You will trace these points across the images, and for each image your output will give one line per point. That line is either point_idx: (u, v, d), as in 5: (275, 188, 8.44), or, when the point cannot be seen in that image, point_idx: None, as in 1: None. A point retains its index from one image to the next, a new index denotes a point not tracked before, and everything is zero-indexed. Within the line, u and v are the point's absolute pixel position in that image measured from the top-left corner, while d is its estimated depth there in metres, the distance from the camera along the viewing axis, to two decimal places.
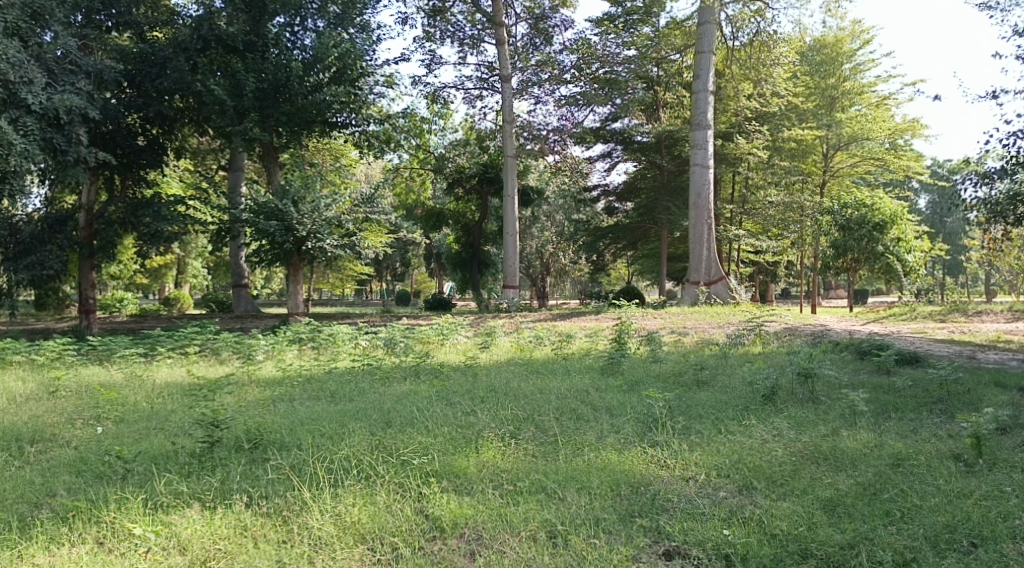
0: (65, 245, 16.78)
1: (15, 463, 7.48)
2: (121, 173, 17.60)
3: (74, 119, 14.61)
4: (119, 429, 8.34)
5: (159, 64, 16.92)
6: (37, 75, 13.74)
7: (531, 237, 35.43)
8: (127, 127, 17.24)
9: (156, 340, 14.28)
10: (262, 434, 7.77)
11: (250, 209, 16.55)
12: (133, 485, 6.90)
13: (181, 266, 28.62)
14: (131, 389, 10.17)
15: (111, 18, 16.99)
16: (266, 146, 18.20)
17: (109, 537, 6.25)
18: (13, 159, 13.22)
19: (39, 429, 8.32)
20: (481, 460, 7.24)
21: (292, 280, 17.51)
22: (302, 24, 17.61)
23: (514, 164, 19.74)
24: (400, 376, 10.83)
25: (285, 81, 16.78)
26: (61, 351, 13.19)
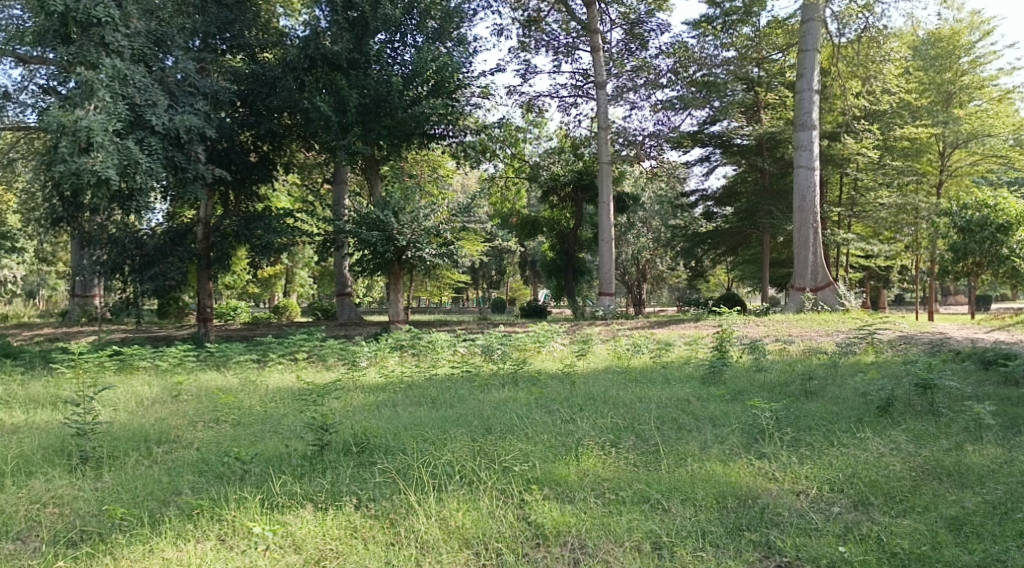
0: (185, 257, 17.88)
1: (144, 462, 7.93)
2: (236, 188, 18.48)
3: (193, 138, 15.43)
4: (237, 431, 8.75)
5: (269, 84, 17.72)
6: (160, 98, 14.78)
7: (627, 244, 35.13)
8: (241, 144, 18.02)
9: (268, 346, 14.91)
10: (368, 438, 8.09)
11: (353, 220, 17.07)
12: (251, 485, 7.22)
13: (289, 275, 29.63)
14: (246, 393, 10.67)
15: (226, 41, 17.73)
16: (367, 160, 18.76)
17: (229, 535, 6.55)
18: (139, 178, 14.26)
19: (164, 431, 8.79)
20: (581, 468, 7.27)
21: (392, 289, 18.03)
22: (402, 40, 17.92)
23: (609, 172, 19.67)
24: (499, 383, 10.93)
25: (386, 95, 17.27)
26: (182, 357, 13.91)
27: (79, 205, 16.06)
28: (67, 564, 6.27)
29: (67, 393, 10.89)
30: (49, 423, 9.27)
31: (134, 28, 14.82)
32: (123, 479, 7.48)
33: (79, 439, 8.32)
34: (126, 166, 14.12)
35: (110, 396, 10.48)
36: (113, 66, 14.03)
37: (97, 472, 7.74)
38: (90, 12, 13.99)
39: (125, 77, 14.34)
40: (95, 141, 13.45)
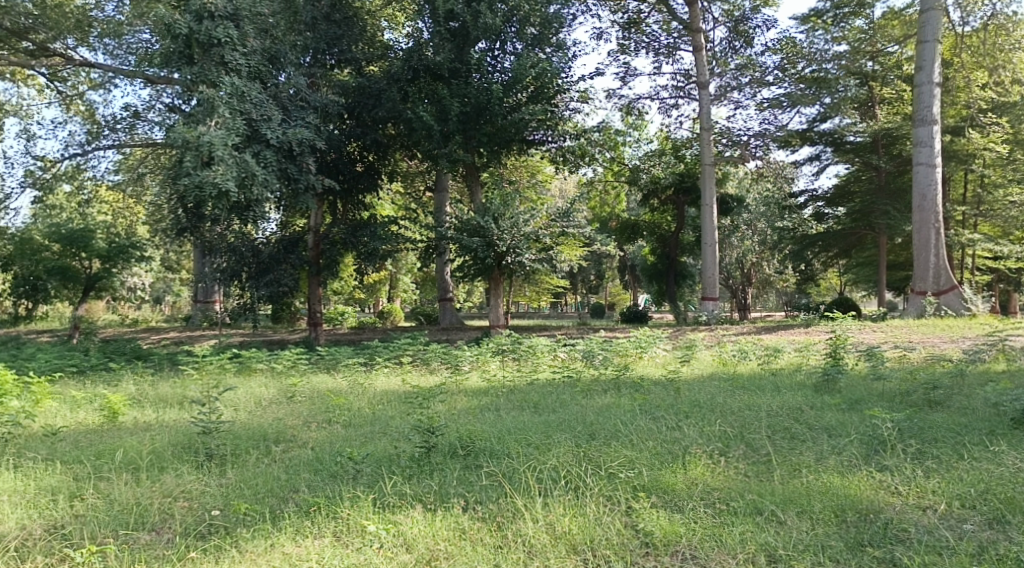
0: (296, 264, 18.55)
1: (264, 460, 8.25)
2: (343, 198, 19.06)
3: (305, 150, 16.05)
4: (348, 432, 9.11)
5: (375, 95, 17.99)
6: (274, 112, 15.61)
7: (731, 248, 34.38)
8: (348, 154, 18.62)
9: (374, 350, 15.30)
10: (474, 441, 8.23)
11: (455, 226, 17.31)
12: (363, 484, 7.44)
13: (392, 281, 30.30)
14: (356, 395, 11.01)
15: (335, 56, 18.27)
16: (468, 167, 19.00)
17: (345, 532, 6.71)
18: (256, 189, 15.00)
19: (281, 431, 9.19)
20: (690, 477, 7.14)
21: (492, 294, 18.20)
22: (502, 48, 18.02)
23: (712, 173, 19.30)
24: (602, 389, 10.85)
25: (487, 103, 17.33)
26: (295, 359, 14.43)
27: (200, 216, 16.92)
28: (199, 555, 6.45)
29: (192, 393, 11.46)
30: (177, 422, 9.75)
31: (251, 48, 15.83)
32: (245, 476, 7.79)
33: (204, 438, 8.66)
34: (244, 178, 14.92)
35: (231, 397, 10.97)
36: (232, 84, 15.02)
37: (221, 468, 8.06)
38: (210, 33, 15.23)
39: (242, 94, 15.23)
40: (216, 155, 14.30)
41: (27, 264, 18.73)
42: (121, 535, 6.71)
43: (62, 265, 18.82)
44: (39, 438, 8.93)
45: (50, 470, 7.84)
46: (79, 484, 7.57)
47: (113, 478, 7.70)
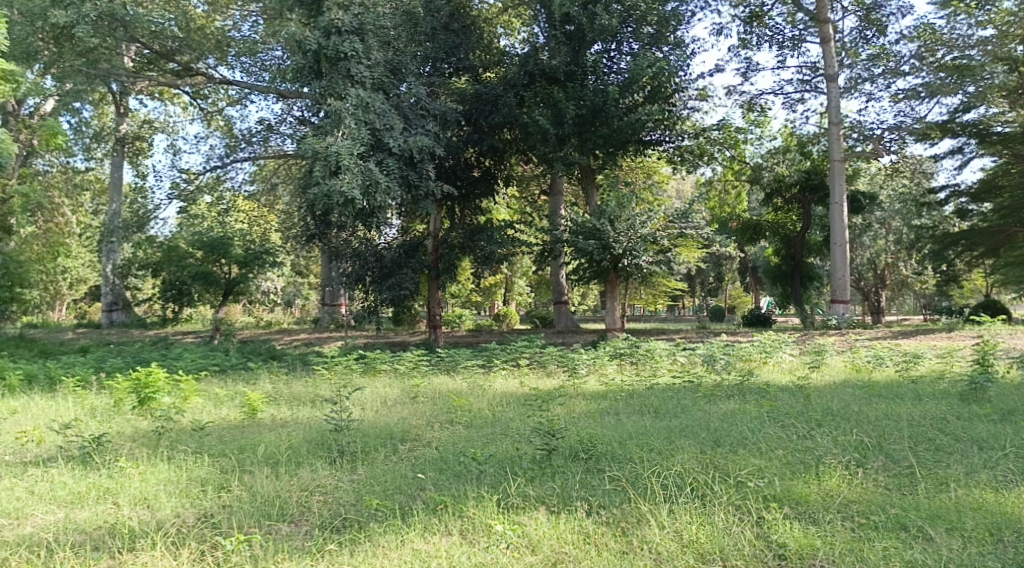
0: (417, 268, 18.94)
1: (392, 458, 8.43)
2: (461, 203, 19.31)
3: (425, 157, 16.39)
4: (470, 432, 9.24)
5: (491, 102, 18.04)
6: (396, 121, 15.99)
7: (862, 248, 32.86)
8: (466, 160, 18.89)
9: (492, 352, 15.46)
10: (595, 445, 8.19)
11: (571, 229, 17.24)
12: (487, 484, 7.50)
13: (509, 284, 30.51)
14: (477, 397, 11.12)
15: (453, 65, 18.55)
16: (583, 169, 18.94)
17: (471, 531, 6.76)
18: (378, 196, 15.42)
19: (406, 430, 9.39)
20: (825, 489, 6.84)
21: (608, 297, 18.03)
22: (619, 48, 17.87)
23: (842, 169, 18.51)
24: (726, 394, 10.54)
25: (603, 105, 17.18)
26: (416, 361, 14.76)
27: (326, 222, 17.53)
28: (336, 548, 6.58)
29: (323, 393, 11.87)
30: (310, 420, 10.09)
31: (374, 60, 16.36)
32: (375, 473, 7.98)
33: (337, 434, 9.08)
34: (368, 186, 15.37)
35: (360, 396, 11.29)
36: (356, 95, 15.47)
37: (352, 464, 8.30)
38: (338, 47, 15.73)
39: (366, 104, 15.67)
40: (343, 164, 14.83)
41: (174, 270, 20.02)
42: (264, 525, 6.94)
43: (204, 270, 20.02)
44: (188, 432, 9.41)
45: (198, 462, 8.24)
46: (225, 476, 7.90)
47: (255, 471, 8.02)
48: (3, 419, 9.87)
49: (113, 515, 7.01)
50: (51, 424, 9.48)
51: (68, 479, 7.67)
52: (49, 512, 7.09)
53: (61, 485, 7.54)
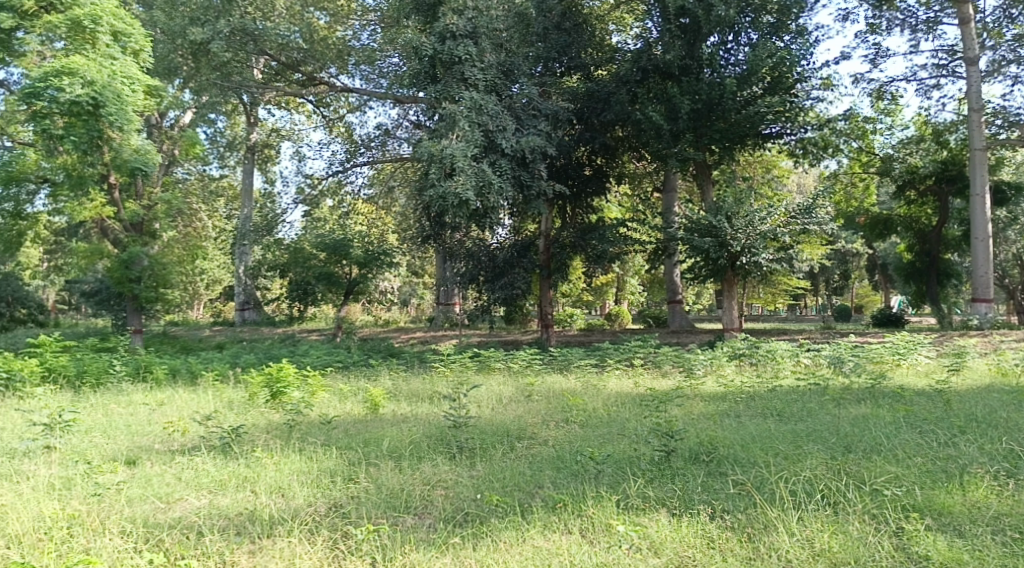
0: (529, 267, 19.11)
1: (510, 455, 8.48)
2: (573, 202, 19.24)
3: (537, 157, 16.36)
4: (586, 432, 9.18)
5: (604, 100, 17.93)
6: (508, 122, 16.08)
7: (1005, 244, 30.82)
8: (577, 159, 18.77)
9: (606, 352, 15.35)
10: (716, 448, 8.00)
11: (686, 226, 16.89)
12: (606, 484, 7.44)
13: (622, 283, 30.19)
14: (592, 397, 11.07)
15: (564, 64, 18.56)
16: (699, 165, 18.51)
17: (591, 530, 6.70)
18: (492, 197, 15.56)
19: (523, 428, 9.42)
20: (970, 500, 6.55)
21: (725, 297, 17.61)
22: (736, 40, 17.20)
23: (984, 159, 17.41)
24: (855, 398, 10.07)
25: (719, 99, 16.75)
26: (530, 359, 14.81)
27: (441, 223, 17.83)
28: (459, 541, 6.64)
29: (442, 390, 12.04)
30: (429, 416, 10.28)
31: (488, 62, 16.55)
32: (493, 469, 8.02)
33: (455, 430, 9.20)
34: (482, 187, 15.51)
35: (477, 393, 11.44)
36: (470, 97, 15.67)
37: (471, 460, 8.37)
38: (453, 51, 16.27)
39: (479, 106, 15.85)
40: (457, 166, 15.10)
41: (300, 271, 20.72)
42: (390, 516, 7.08)
43: (327, 271, 20.61)
44: (316, 425, 9.77)
45: (327, 454, 8.50)
46: (353, 468, 8.13)
47: (381, 464, 8.20)
48: (151, 410, 10.48)
49: (252, 502, 7.28)
50: (193, 416, 9.99)
51: (211, 467, 8.04)
52: (194, 498, 7.39)
53: (205, 473, 7.89)
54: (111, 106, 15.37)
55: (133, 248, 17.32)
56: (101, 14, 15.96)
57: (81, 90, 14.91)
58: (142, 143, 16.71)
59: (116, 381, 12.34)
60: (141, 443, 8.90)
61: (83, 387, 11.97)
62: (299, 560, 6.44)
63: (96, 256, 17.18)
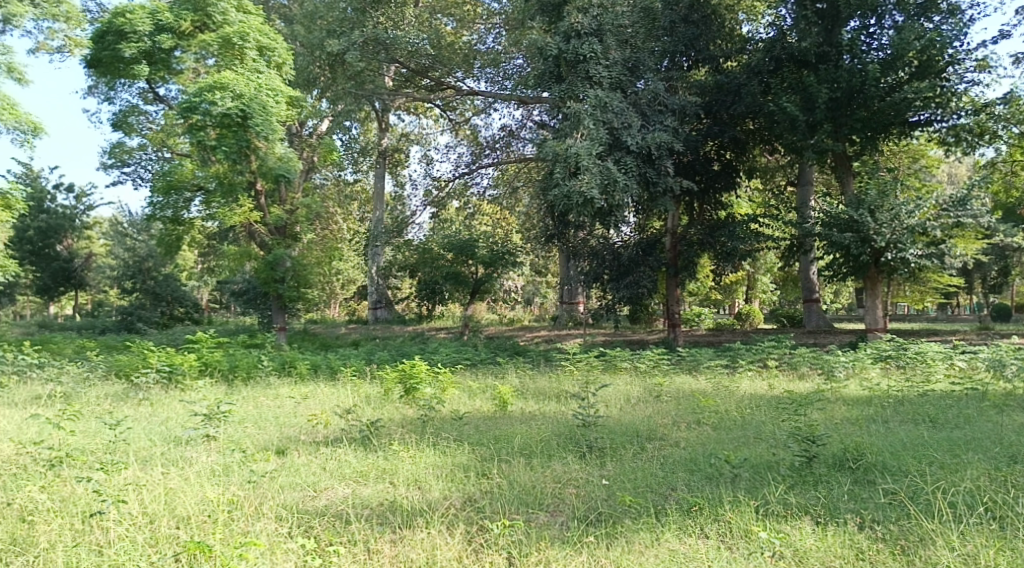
0: (654, 266, 18.70)
1: (641, 456, 8.34)
2: (700, 198, 18.75)
3: (664, 153, 16.06)
4: (720, 435, 8.93)
5: (734, 92, 17.38)
6: (633, 119, 15.86)
7: None
8: (705, 154, 18.13)
9: (738, 351, 14.91)
10: (863, 454, 7.64)
11: (824, 221, 16.21)
12: (743, 489, 7.21)
13: (753, 282, 29.27)
14: (724, 398, 10.78)
15: (691, 57, 18.05)
16: (837, 156, 17.76)
17: (728, 535, 6.51)
18: (617, 195, 15.38)
19: (653, 429, 9.25)
20: None
21: (868, 295, 16.83)
22: (880, 23, 16.29)
23: None
24: (1020, 406, 9.36)
25: (860, 86, 15.87)
26: (658, 359, 14.54)
27: (564, 222, 17.76)
28: (594, 540, 6.56)
29: (569, 389, 12.00)
30: (558, 415, 10.25)
31: (612, 59, 16.44)
32: (624, 470, 7.91)
33: (584, 430, 9.16)
34: (606, 185, 15.37)
35: (605, 393, 11.35)
36: (595, 95, 15.63)
37: (601, 460, 8.29)
38: (578, 50, 16.25)
39: (605, 104, 15.75)
40: (582, 165, 15.03)
41: (428, 270, 21.13)
42: (523, 513, 7.07)
43: (454, 271, 20.89)
44: (448, 420, 9.95)
45: (461, 448, 8.64)
46: (485, 464, 8.20)
47: (512, 461, 8.23)
48: (296, 402, 10.95)
49: (391, 493, 7.45)
50: (334, 410, 10.36)
51: (352, 458, 8.30)
52: (340, 487, 7.64)
53: (347, 464, 8.15)
54: (257, 117, 16.27)
55: (277, 251, 18.20)
56: (249, 31, 17.01)
57: (232, 103, 15.85)
58: (285, 151, 17.48)
59: (264, 375, 12.98)
60: (288, 433, 9.30)
61: (235, 380, 12.64)
62: (440, 551, 6.46)
63: (244, 258, 18.03)
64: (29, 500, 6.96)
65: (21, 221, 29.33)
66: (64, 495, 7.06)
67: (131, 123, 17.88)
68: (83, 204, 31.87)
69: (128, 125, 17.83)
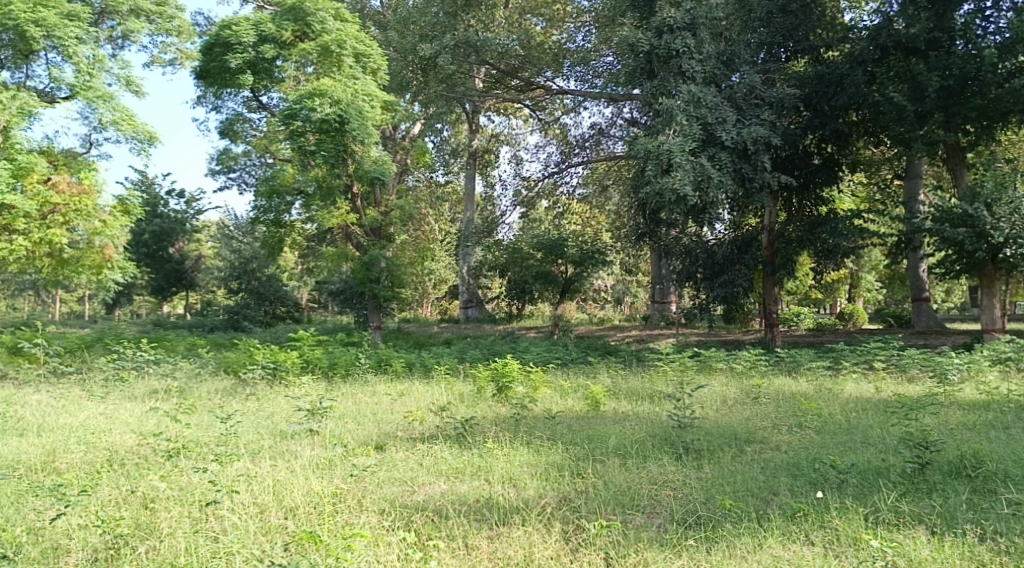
0: (751, 265, 18.47)
1: (739, 459, 8.10)
2: (799, 194, 18.08)
3: (760, 148, 15.51)
4: (823, 439, 8.60)
5: (836, 83, 16.77)
6: (728, 114, 15.59)
7: None
8: (805, 148, 17.71)
9: (841, 353, 14.33)
10: (980, 462, 7.28)
11: (935, 216, 15.47)
12: (851, 496, 6.93)
13: (855, 280, 28.20)
14: (828, 401, 10.39)
15: (789, 49, 17.57)
16: (949, 147, 16.97)
17: (835, 543, 6.28)
18: (711, 192, 14.99)
19: (752, 431, 8.98)
20: None
21: (984, 294, 15.98)
22: (996, 6, 15.45)
23: None
24: None
25: (975, 73, 15.01)
26: (755, 361, 14.11)
27: (657, 221, 17.45)
28: (694, 544, 6.39)
29: (664, 389, 11.79)
30: (653, 415, 10.09)
31: (706, 53, 16.15)
32: (723, 473, 7.69)
33: (680, 431, 8.97)
34: (701, 182, 14.99)
35: (700, 394, 11.10)
36: (688, 90, 15.43)
37: (697, 463, 8.09)
38: (670, 45, 15.95)
39: (699, 99, 15.52)
40: (675, 162, 14.75)
41: (518, 270, 21.15)
42: (620, 514, 6.96)
43: (543, 271, 20.76)
44: (541, 419, 9.90)
45: (554, 448, 8.58)
46: (580, 464, 8.11)
47: (607, 461, 8.12)
48: (392, 399, 11.12)
49: (487, 490, 7.46)
50: (430, 406, 10.48)
51: (447, 455, 8.34)
52: (438, 483, 7.68)
53: (443, 460, 8.20)
54: (354, 122, 16.61)
55: (373, 251, 18.53)
56: (346, 39, 17.41)
57: (330, 109, 16.21)
58: (380, 154, 17.74)
59: (362, 372, 13.25)
60: (386, 430, 9.42)
61: (335, 377, 12.93)
62: (537, 549, 6.42)
63: (342, 259, 18.40)
64: (151, 489, 7.22)
65: (137, 225, 30.86)
66: (182, 484, 7.32)
67: (237, 130, 18.51)
68: (193, 208, 33.28)
69: (234, 132, 18.47)
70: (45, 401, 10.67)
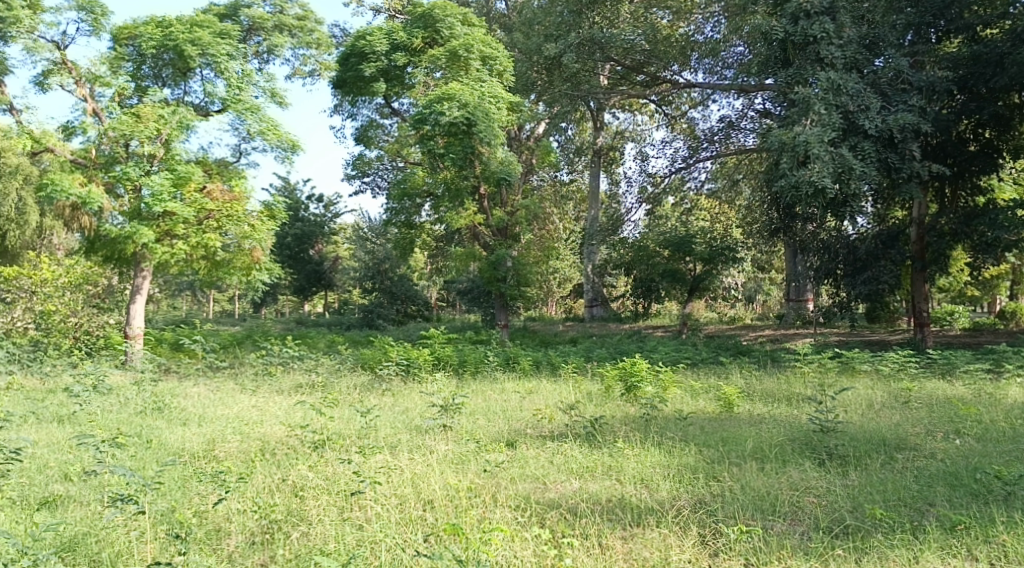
0: (898, 260, 17.19)
1: (890, 466, 7.58)
2: (952, 182, 16.97)
3: (908, 136, 14.63)
4: (985, 448, 7.93)
5: (996, 63, 15.28)
6: (872, 101, 14.67)
7: None
8: (959, 134, 16.59)
9: (1001, 356, 13.28)
10: None
11: None
12: (1020, 509, 6.38)
13: (1016, 275, 26.11)
14: (988, 407, 9.59)
15: (939, 30, 16.43)
16: None
17: (1004, 559, 5.79)
18: (853, 184, 14.23)
19: (903, 438, 8.40)
20: None
21: None
22: None
23: None
24: None
25: None
26: (903, 363, 13.29)
27: (793, 216, 16.73)
28: (843, 553, 6.01)
29: (803, 391, 11.24)
30: (791, 418, 9.62)
31: (846, 38, 15.30)
32: (871, 480, 7.21)
33: (822, 436, 8.49)
34: (841, 173, 14.26)
35: (843, 397, 10.51)
36: (826, 78, 14.68)
37: (843, 469, 7.65)
38: (807, 32, 15.23)
39: (839, 87, 14.72)
40: (812, 153, 14.06)
41: (645, 268, 20.81)
42: (760, 520, 6.63)
43: (671, 269, 20.48)
44: (672, 420, 9.63)
45: (686, 450, 8.28)
46: (715, 466, 7.80)
47: (744, 464, 7.78)
48: (522, 397, 11.07)
49: (619, 490, 7.28)
50: (559, 405, 10.38)
51: (578, 453, 8.21)
52: (570, 481, 7.56)
53: (573, 459, 8.07)
54: (481, 124, 16.62)
55: (500, 251, 18.60)
56: (473, 42, 17.47)
57: (458, 112, 16.30)
58: (506, 154, 17.72)
59: (491, 369, 13.30)
60: (515, 427, 9.39)
61: (465, 375, 13.06)
62: (673, 552, 6.18)
63: (470, 258, 18.58)
64: (300, 478, 7.45)
65: (280, 228, 32.37)
66: (327, 474, 7.52)
67: (370, 136, 19.01)
68: (331, 211, 34.58)
69: (367, 139, 19.00)
70: (202, 393, 11.26)
